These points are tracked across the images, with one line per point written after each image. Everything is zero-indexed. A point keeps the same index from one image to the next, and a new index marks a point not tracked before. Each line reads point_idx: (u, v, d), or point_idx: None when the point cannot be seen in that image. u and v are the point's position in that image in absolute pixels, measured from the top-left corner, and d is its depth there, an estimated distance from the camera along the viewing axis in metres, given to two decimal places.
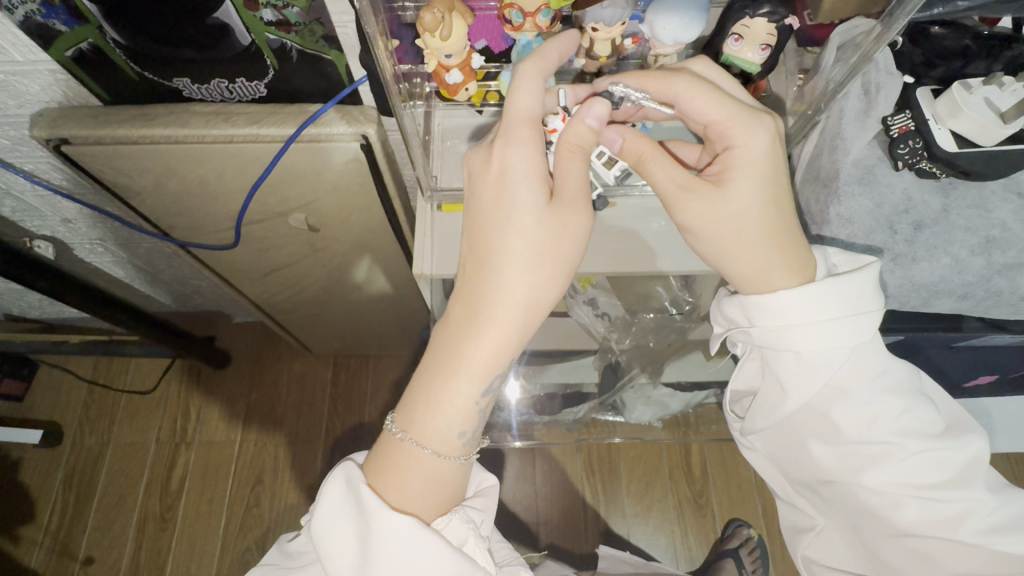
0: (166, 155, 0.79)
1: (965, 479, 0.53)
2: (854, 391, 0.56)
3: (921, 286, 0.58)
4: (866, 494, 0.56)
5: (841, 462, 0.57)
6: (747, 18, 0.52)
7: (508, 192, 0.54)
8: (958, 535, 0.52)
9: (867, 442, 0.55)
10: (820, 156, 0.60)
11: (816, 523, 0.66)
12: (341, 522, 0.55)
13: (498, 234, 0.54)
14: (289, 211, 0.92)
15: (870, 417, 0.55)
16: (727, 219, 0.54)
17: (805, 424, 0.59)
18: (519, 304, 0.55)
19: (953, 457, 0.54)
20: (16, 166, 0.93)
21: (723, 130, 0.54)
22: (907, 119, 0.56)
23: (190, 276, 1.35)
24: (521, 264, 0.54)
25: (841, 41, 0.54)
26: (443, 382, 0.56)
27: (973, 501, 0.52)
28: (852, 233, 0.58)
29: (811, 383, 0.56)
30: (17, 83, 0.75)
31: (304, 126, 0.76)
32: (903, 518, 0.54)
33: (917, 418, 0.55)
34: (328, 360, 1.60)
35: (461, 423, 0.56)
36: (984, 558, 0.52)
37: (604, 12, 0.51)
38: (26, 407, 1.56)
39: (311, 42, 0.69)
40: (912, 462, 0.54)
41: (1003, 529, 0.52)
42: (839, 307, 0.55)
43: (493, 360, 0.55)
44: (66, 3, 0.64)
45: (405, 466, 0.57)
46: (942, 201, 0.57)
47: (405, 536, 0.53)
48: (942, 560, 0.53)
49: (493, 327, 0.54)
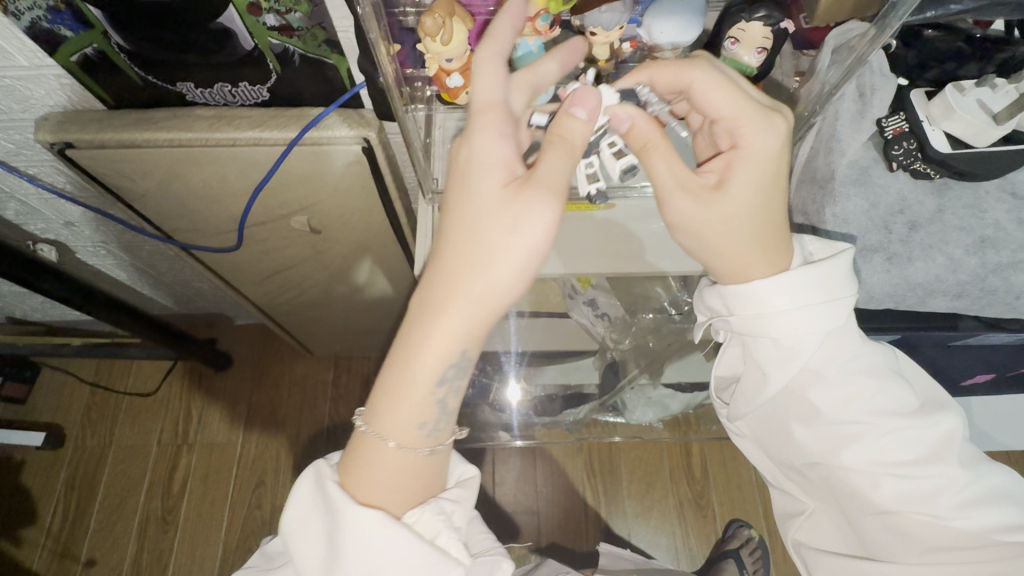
0: (169, 158, 0.80)
1: (940, 456, 0.54)
2: (831, 371, 0.57)
3: (918, 286, 0.58)
4: (846, 474, 0.56)
5: (821, 444, 0.57)
6: (744, 22, 0.52)
7: (471, 178, 0.52)
8: (935, 508, 0.53)
9: (844, 422, 0.56)
10: (816, 158, 0.61)
11: (801, 507, 0.65)
12: (309, 522, 0.57)
13: (462, 221, 0.53)
14: (291, 213, 0.92)
15: (847, 397, 0.56)
16: (719, 220, 0.55)
17: (785, 406, 0.60)
18: (478, 296, 0.53)
19: (928, 434, 0.55)
20: (20, 170, 0.94)
21: (734, 128, 0.54)
22: (902, 121, 0.56)
23: (193, 278, 1.35)
24: (480, 252, 0.52)
25: (835, 45, 0.54)
26: (400, 374, 0.55)
27: (948, 475, 0.53)
28: (848, 234, 0.58)
29: (790, 365, 0.57)
30: (21, 88, 0.76)
31: (306, 129, 0.76)
32: (882, 495, 0.55)
33: (892, 396, 0.56)
34: (328, 362, 1.61)
35: (421, 415, 0.56)
36: (959, 531, 0.53)
37: (603, 17, 0.52)
38: (28, 409, 1.56)
39: (313, 46, 0.70)
40: (889, 440, 0.55)
41: (978, 501, 0.53)
42: (813, 295, 0.56)
43: (449, 349, 0.53)
44: (71, 9, 0.64)
45: (369, 459, 0.57)
46: (936, 201, 0.58)
47: (362, 529, 0.53)
48: (921, 534, 0.54)
49: (448, 317, 0.53)
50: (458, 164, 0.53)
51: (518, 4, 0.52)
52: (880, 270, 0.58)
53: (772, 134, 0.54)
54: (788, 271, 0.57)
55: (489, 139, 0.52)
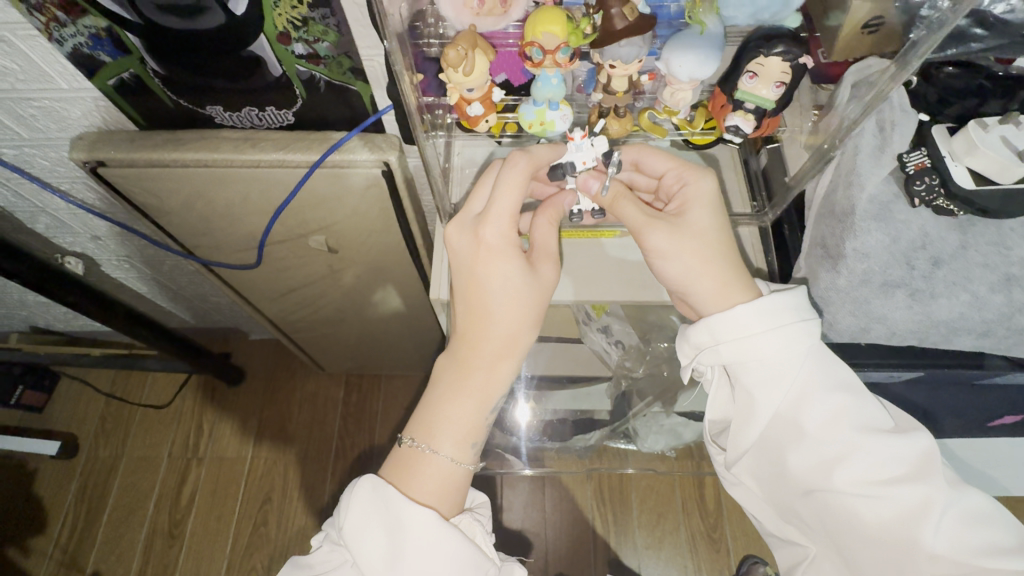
0: (195, 178, 0.82)
1: (919, 472, 0.53)
2: (813, 397, 0.56)
3: (940, 323, 0.57)
4: (846, 503, 0.55)
5: (813, 471, 0.56)
6: (762, 57, 0.52)
7: (492, 254, 0.58)
8: (921, 533, 0.52)
9: (830, 444, 0.55)
10: (835, 192, 0.60)
11: (806, 536, 0.62)
12: (376, 533, 0.54)
13: (496, 294, 0.58)
14: (310, 233, 0.94)
15: (831, 420, 0.55)
16: (698, 263, 0.57)
17: (781, 443, 0.58)
18: (506, 335, 0.59)
19: (904, 449, 0.54)
20: (53, 186, 0.97)
21: (681, 174, 0.60)
22: (924, 156, 0.56)
23: (211, 292, 1.37)
24: (515, 305, 0.58)
25: (855, 80, 0.54)
26: (450, 412, 0.58)
27: (930, 495, 0.52)
28: (869, 268, 0.56)
29: (777, 400, 0.57)
30: (60, 109, 0.80)
31: (328, 152, 0.78)
32: (879, 520, 0.54)
33: (867, 415, 0.56)
34: (340, 380, 1.61)
35: (474, 435, 0.59)
36: (951, 558, 0.51)
37: (621, 51, 0.52)
38: (45, 418, 1.59)
39: (338, 73, 0.72)
40: (875, 459, 0.54)
41: (960, 524, 0.52)
42: (786, 315, 0.56)
43: (490, 380, 0.59)
44: (111, 36, 0.67)
45: (425, 471, 0.57)
46: (959, 237, 0.57)
47: (431, 533, 0.54)
48: (920, 560, 0.52)
49: (501, 361, 0.59)
50: (475, 250, 0.58)
51: (539, 38, 0.51)
52: (903, 306, 0.56)
53: (707, 179, 0.58)
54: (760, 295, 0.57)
55: (501, 226, 0.58)
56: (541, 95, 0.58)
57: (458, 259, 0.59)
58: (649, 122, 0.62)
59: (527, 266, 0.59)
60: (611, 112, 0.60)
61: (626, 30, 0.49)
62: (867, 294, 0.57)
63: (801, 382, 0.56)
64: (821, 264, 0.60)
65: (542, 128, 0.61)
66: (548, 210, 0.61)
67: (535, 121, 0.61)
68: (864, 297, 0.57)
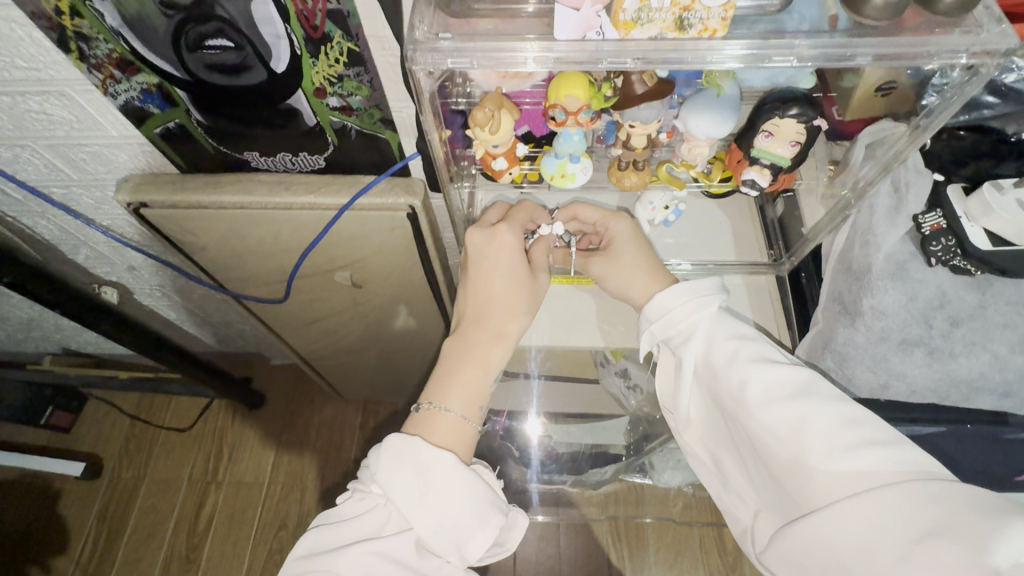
0: (230, 218, 0.86)
1: (806, 392, 0.55)
2: (715, 338, 0.60)
3: (962, 382, 0.57)
4: (751, 434, 0.57)
5: (730, 405, 0.59)
6: (778, 118, 0.54)
7: (504, 244, 0.65)
8: (811, 449, 0.53)
9: (735, 377, 0.58)
10: (851, 249, 0.61)
11: (744, 484, 0.62)
12: (409, 483, 0.58)
13: (511, 276, 0.65)
14: (335, 269, 0.97)
15: (729, 356, 0.59)
16: (626, 279, 0.65)
17: (708, 388, 0.62)
18: (510, 317, 0.65)
19: (791, 374, 0.56)
20: (97, 222, 1.03)
21: (605, 221, 0.68)
22: (939, 217, 0.57)
23: (236, 319, 1.41)
24: (520, 288, 0.65)
25: (870, 140, 0.56)
26: (471, 378, 0.63)
27: (814, 411, 0.54)
28: (887, 325, 0.57)
29: (690, 346, 0.62)
30: (109, 153, 0.85)
31: (357, 196, 0.82)
32: (777, 444, 0.55)
33: (767, 352, 0.59)
34: (358, 406, 1.63)
35: (482, 398, 0.64)
36: (842, 473, 0.51)
37: (642, 113, 0.54)
38: (72, 438, 1.63)
39: (369, 123, 0.76)
40: (765, 387, 0.56)
41: (850, 439, 0.52)
42: (702, 287, 0.63)
43: (499, 352, 0.64)
44: (160, 91, 0.72)
45: (440, 429, 0.61)
46: (977, 296, 0.58)
47: (451, 476, 0.58)
48: (818, 480, 0.52)
49: (500, 340, 0.64)
50: (492, 244, 0.65)
51: (562, 101, 0.54)
52: (922, 364, 0.57)
53: (627, 218, 0.68)
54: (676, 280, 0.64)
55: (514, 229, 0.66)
56: (562, 149, 0.61)
57: (477, 250, 0.65)
58: (667, 175, 0.64)
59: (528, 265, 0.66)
60: (630, 165, 0.63)
61: (647, 94, 0.53)
62: (885, 351, 0.57)
63: (706, 326, 0.61)
64: (839, 320, 0.60)
65: (564, 179, 0.63)
66: (541, 243, 0.68)
67: (557, 173, 0.63)
68: (883, 354, 0.57)
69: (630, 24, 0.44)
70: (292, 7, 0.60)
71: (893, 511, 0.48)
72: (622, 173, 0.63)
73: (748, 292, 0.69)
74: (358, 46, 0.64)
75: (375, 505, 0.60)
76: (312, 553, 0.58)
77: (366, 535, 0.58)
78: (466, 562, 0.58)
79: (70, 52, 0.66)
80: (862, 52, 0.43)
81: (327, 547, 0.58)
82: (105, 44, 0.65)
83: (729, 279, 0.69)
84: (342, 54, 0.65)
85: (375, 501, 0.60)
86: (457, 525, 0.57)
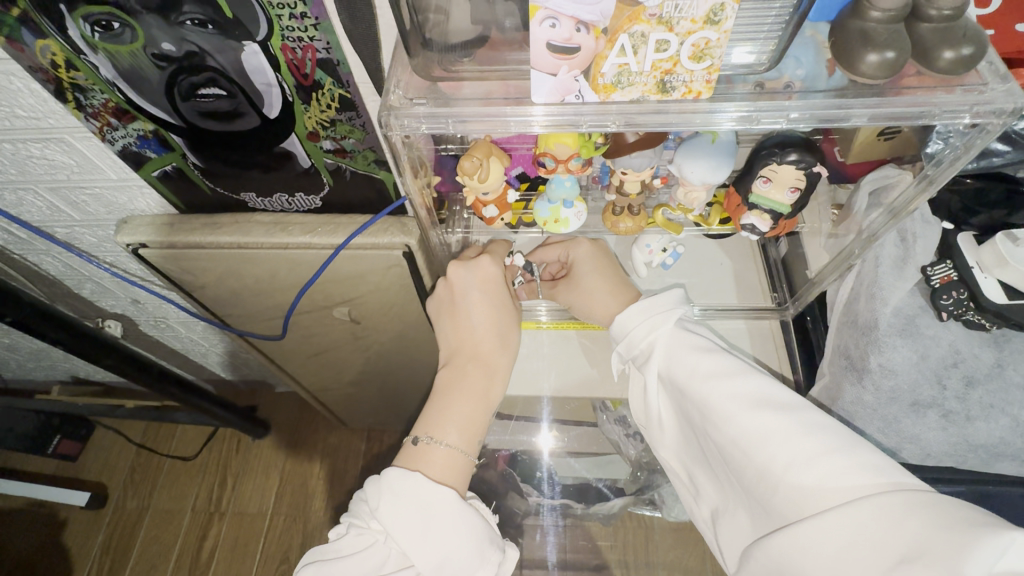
0: (228, 259, 0.86)
1: (767, 402, 0.52)
2: (676, 351, 0.58)
3: (979, 447, 0.55)
4: (717, 448, 0.54)
5: (695, 416, 0.56)
6: (775, 164, 0.52)
7: (492, 276, 0.64)
8: (774, 463, 0.49)
9: (694, 387, 0.56)
10: (856, 302, 0.58)
11: (719, 501, 0.58)
12: (411, 522, 0.54)
13: (502, 307, 0.64)
14: (334, 305, 0.96)
15: (689, 368, 0.56)
16: (588, 303, 0.66)
17: (677, 402, 0.59)
18: (500, 348, 0.63)
19: (753, 385, 0.54)
20: (101, 259, 1.04)
21: (565, 252, 0.68)
22: (950, 268, 0.54)
23: (240, 349, 1.41)
24: (509, 317, 0.64)
25: (873, 188, 0.54)
26: (472, 412, 0.60)
27: (775, 423, 0.51)
28: (898, 385, 0.54)
29: (653, 361, 0.60)
30: (110, 196, 0.86)
31: (353, 236, 0.81)
32: (741, 460, 0.51)
33: (729, 362, 0.56)
34: (362, 434, 1.62)
35: (479, 431, 0.60)
36: (810, 489, 0.47)
37: (633, 161, 0.54)
38: (79, 467, 1.63)
39: (363, 164, 0.75)
40: (726, 399, 0.53)
41: (816, 452, 0.48)
42: (667, 303, 0.62)
43: (494, 385, 0.62)
44: (157, 137, 0.72)
45: (439, 464, 0.57)
46: (994, 355, 0.55)
47: (453, 512, 0.55)
48: (786, 497, 0.48)
49: (496, 372, 0.62)
50: (479, 276, 0.64)
51: (551, 149, 0.53)
52: (936, 427, 0.55)
53: (586, 242, 0.67)
54: (644, 296, 0.63)
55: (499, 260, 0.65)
56: (554, 195, 0.59)
57: (467, 281, 0.64)
58: (664, 219, 0.62)
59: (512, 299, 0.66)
60: (624, 210, 0.61)
61: (638, 142, 0.52)
62: (897, 413, 0.55)
63: (669, 339, 0.59)
64: (845, 376, 0.57)
65: (556, 225, 0.61)
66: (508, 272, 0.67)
67: (549, 218, 0.61)
68: (894, 416, 0.55)
69: (610, 87, 0.42)
70: (283, 56, 0.60)
71: (863, 530, 0.44)
72: (617, 218, 0.61)
73: (752, 337, 0.66)
74: (350, 92, 0.64)
75: (374, 541, 0.57)
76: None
77: (364, 574, 0.55)
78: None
79: (68, 102, 0.67)
80: (857, 113, 0.42)
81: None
82: (100, 94, 0.66)
83: (732, 324, 0.67)
84: (333, 100, 0.65)
85: (375, 536, 0.57)
86: (460, 567, 0.54)
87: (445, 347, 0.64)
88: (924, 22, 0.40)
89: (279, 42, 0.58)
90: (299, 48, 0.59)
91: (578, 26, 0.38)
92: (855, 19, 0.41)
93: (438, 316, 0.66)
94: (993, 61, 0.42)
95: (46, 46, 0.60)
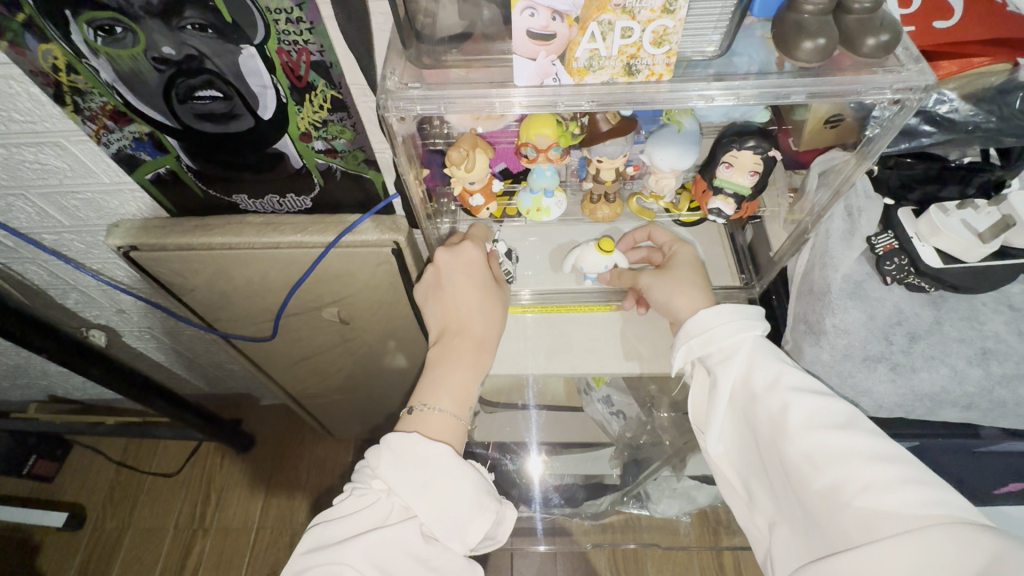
0: (220, 259, 0.88)
1: (850, 426, 0.55)
2: (760, 361, 0.60)
3: (925, 397, 0.59)
4: (788, 460, 0.56)
5: (771, 426, 0.58)
6: (736, 149, 0.57)
7: (473, 261, 0.69)
8: (849, 487, 0.52)
9: (773, 400, 0.58)
10: (812, 271, 0.65)
11: (773, 512, 0.61)
12: (412, 478, 0.58)
13: (486, 285, 0.68)
14: (323, 305, 0.98)
15: (771, 379, 0.59)
16: (673, 287, 0.66)
17: (741, 412, 0.62)
18: (484, 326, 0.67)
19: (834, 405, 0.56)
20: (87, 267, 1.04)
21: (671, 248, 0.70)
22: (891, 238, 0.62)
23: (225, 360, 1.40)
24: (493, 298, 0.68)
25: (821, 169, 0.61)
26: (462, 380, 0.64)
27: (855, 444, 0.53)
28: (850, 343, 0.60)
29: (730, 365, 0.61)
30: (101, 200, 0.87)
31: (342, 233, 0.84)
32: (820, 479, 0.54)
33: (809, 384, 0.58)
34: (349, 443, 1.61)
35: (468, 398, 0.64)
36: (880, 512, 0.50)
37: (607, 149, 0.59)
38: (55, 488, 1.58)
39: (353, 164, 0.79)
40: (807, 415, 0.56)
41: (887, 484, 0.51)
42: (746, 318, 0.63)
43: (479, 357, 0.66)
44: (152, 139, 0.75)
45: (433, 427, 0.61)
46: (933, 313, 0.61)
47: (450, 465, 0.59)
48: (858, 515, 0.51)
49: (484, 346, 0.66)
50: (461, 260, 0.69)
51: (533, 139, 0.57)
52: (886, 379, 0.59)
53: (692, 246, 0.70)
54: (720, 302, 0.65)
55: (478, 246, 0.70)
56: (536, 184, 0.64)
57: (450, 265, 0.68)
58: (638, 206, 0.69)
59: (495, 280, 0.70)
60: (602, 197, 0.68)
61: (610, 131, 0.58)
62: (851, 369, 0.60)
63: (750, 349, 0.61)
64: (805, 339, 0.63)
65: (538, 213, 0.66)
66: (490, 258, 0.72)
67: (532, 207, 0.66)
68: (848, 371, 0.60)
69: (583, 70, 0.47)
70: (278, 59, 0.63)
71: (934, 558, 0.47)
72: (595, 205, 0.69)
73: None
74: (341, 93, 0.68)
75: (376, 499, 0.60)
76: (316, 547, 0.58)
77: (371, 526, 0.58)
78: (468, 548, 0.59)
79: (66, 105, 0.69)
80: (797, 91, 0.48)
81: (331, 542, 0.58)
82: (99, 97, 0.68)
83: None
84: (325, 101, 0.69)
85: (377, 495, 0.60)
86: (461, 517, 0.58)
87: (435, 329, 0.69)
88: (849, 14, 0.47)
89: (275, 46, 0.62)
90: (294, 51, 0.62)
91: (554, 15, 0.44)
92: (790, 13, 0.46)
93: (425, 300, 0.71)
94: (909, 46, 0.48)
95: (49, 51, 0.63)
